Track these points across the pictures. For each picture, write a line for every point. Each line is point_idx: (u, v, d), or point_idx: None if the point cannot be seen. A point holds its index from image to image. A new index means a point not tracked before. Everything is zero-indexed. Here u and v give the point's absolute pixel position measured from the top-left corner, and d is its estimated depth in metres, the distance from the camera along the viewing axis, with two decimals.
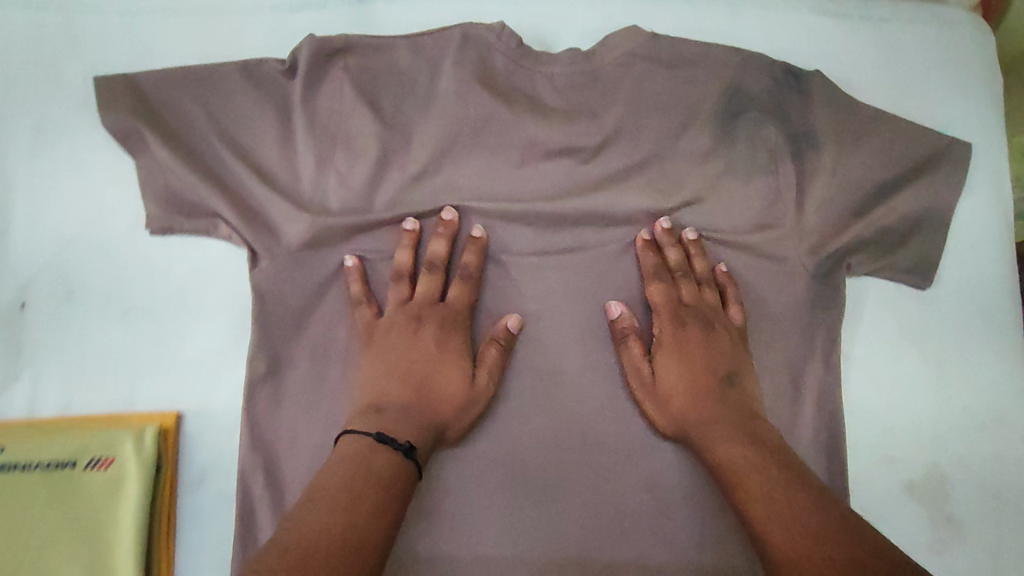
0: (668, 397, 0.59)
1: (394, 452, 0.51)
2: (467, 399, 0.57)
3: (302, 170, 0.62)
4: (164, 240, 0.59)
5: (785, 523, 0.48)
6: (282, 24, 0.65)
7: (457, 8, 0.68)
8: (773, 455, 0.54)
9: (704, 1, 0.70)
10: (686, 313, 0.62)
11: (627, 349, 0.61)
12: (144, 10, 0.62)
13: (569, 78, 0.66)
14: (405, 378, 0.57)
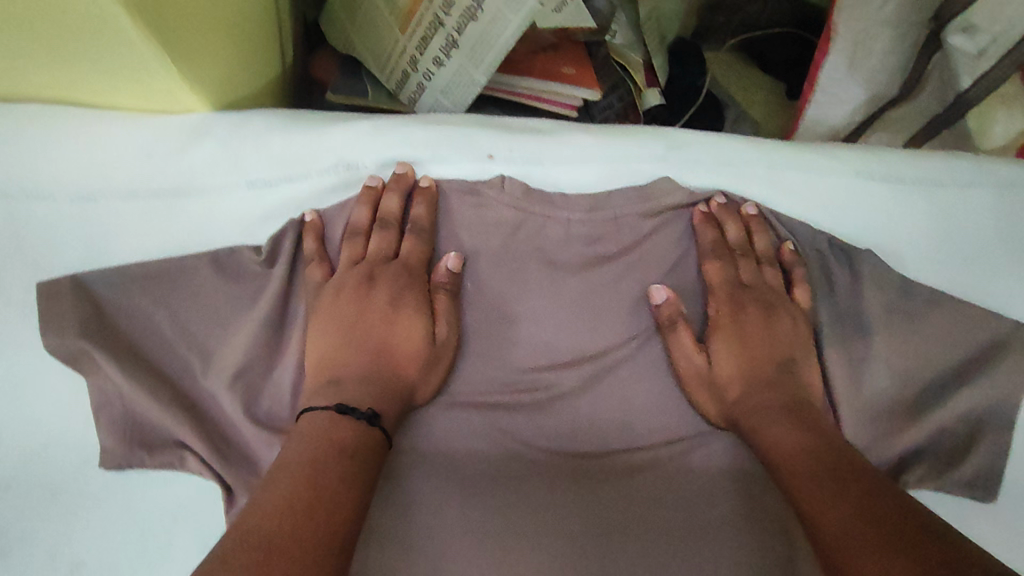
0: (724, 386, 0.58)
1: (355, 420, 0.47)
2: (424, 350, 0.54)
3: (284, 376, 0.54)
4: (122, 476, 0.51)
5: (837, 507, 0.44)
6: (259, 203, 0.55)
7: (459, 172, 0.58)
8: (828, 446, 0.50)
9: (744, 159, 0.61)
10: (746, 296, 0.59)
11: (674, 336, 0.57)
12: (96, 194, 0.53)
13: (586, 256, 0.59)
14: (359, 345, 0.53)
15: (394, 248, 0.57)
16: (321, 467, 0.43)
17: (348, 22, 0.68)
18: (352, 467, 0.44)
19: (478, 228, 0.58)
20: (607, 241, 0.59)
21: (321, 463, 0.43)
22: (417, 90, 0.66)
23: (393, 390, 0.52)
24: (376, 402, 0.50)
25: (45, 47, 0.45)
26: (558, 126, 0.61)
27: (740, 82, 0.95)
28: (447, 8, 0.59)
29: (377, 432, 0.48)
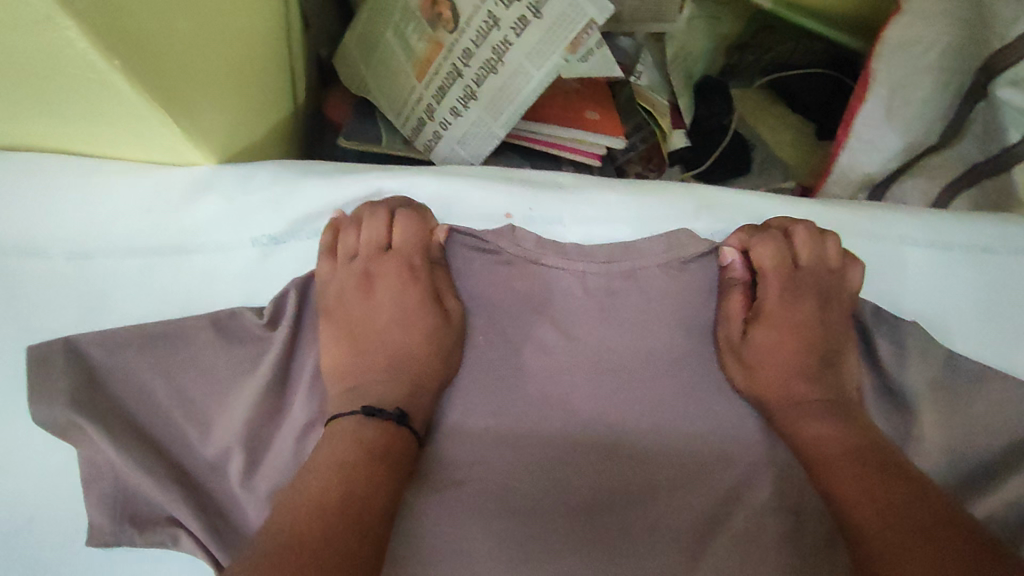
0: (765, 367, 0.53)
1: (386, 420, 0.47)
2: (428, 338, 0.52)
3: (284, 444, 0.49)
4: (110, 551, 0.48)
5: (880, 511, 0.42)
6: (262, 263, 0.52)
7: (484, 212, 0.54)
8: (868, 447, 0.47)
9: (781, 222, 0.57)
10: (802, 278, 0.55)
11: (727, 300, 0.56)
12: (94, 252, 0.50)
13: (622, 315, 0.53)
14: (366, 351, 0.51)
15: (385, 237, 0.53)
16: (356, 468, 0.43)
17: (364, 64, 0.66)
18: (386, 463, 0.44)
19: (492, 285, 0.54)
20: (641, 300, 0.53)
21: (354, 464, 0.43)
22: (432, 139, 0.63)
23: (415, 385, 0.50)
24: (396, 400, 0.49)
25: (43, 107, 0.43)
26: (579, 181, 0.56)
27: (768, 120, 0.92)
28: (465, 58, 0.56)
29: (399, 422, 0.47)
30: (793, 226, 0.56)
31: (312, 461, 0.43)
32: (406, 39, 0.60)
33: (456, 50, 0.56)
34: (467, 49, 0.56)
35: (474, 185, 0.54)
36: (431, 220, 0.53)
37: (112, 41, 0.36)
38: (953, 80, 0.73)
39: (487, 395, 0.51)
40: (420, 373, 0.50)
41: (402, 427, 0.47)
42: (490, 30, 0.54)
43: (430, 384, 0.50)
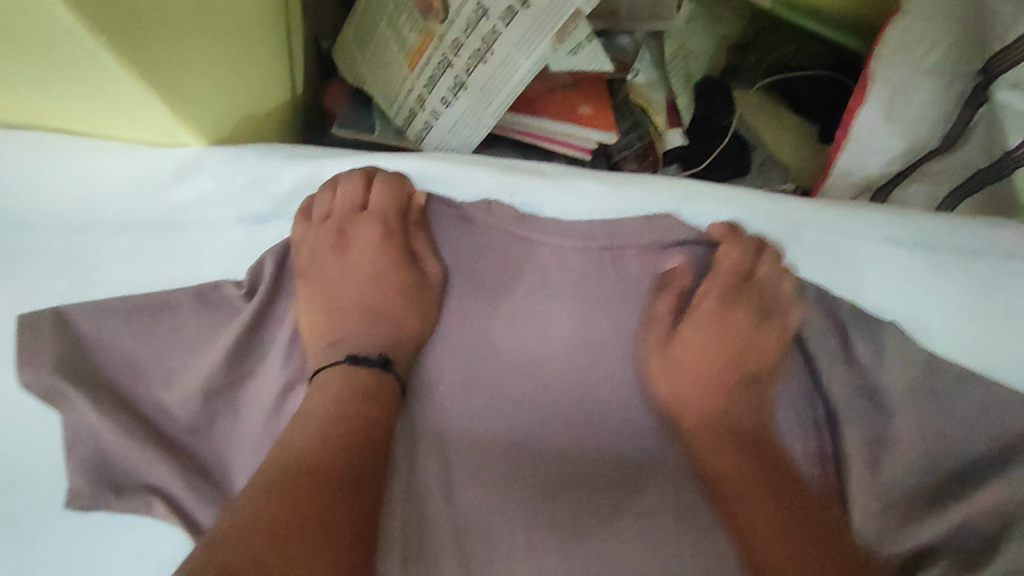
0: (687, 361, 0.59)
1: (370, 366, 0.52)
2: (407, 296, 0.54)
3: (264, 412, 0.50)
4: (90, 515, 0.48)
5: (782, 553, 0.49)
6: (248, 240, 0.54)
7: (461, 186, 0.54)
8: (787, 483, 0.53)
9: (768, 207, 0.56)
10: (744, 297, 0.58)
11: (660, 300, 0.57)
12: (87, 225, 0.52)
13: (599, 293, 0.55)
14: (342, 307, 0.55)
15: (362, 200, 0.55)
16: (352, 413, 0.48)
17: (361, 57, 0.67)
18: (380, 409, 0.50)
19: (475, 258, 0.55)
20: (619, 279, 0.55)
21: (348, 410, 0.48)
22: (424, 129, 0.65)
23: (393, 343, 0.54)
24: (378, 345, 0.54)
25: (37, 86, 0.44)
26: (562, 168, 0.56)
27: (771, 123, 0.90)
28: (455, 48, 0.57)
29: (386, 368, 0.52)
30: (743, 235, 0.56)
31: (310, 408, 0.48)
32: (398, 30, 0.61)
33: (446, 40, 0.57)
34: (457, 39, 0.56)
35: (457, 169, 0.54)
36: (409, 189, 0.54)
37: (100, 18, 0.38)
38: (958, 82, 0.71)
39: (465, 367, 0.54)
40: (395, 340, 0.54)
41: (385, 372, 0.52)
42: (479, 21, 0.54)
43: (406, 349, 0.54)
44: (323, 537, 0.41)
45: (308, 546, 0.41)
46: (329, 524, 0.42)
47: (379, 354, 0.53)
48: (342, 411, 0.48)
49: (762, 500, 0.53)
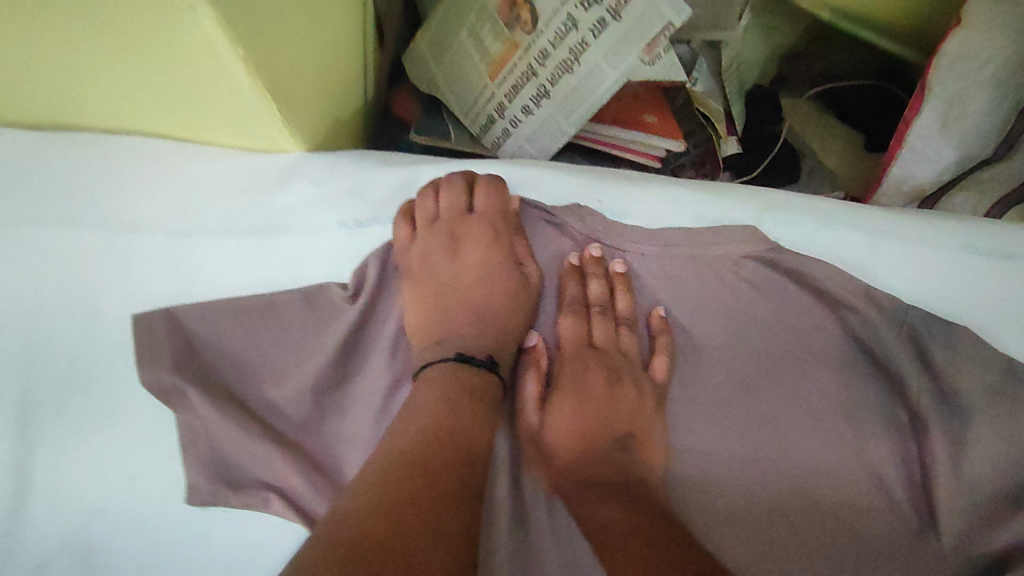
0: (555, 451, 0.54)
1: (488, 371, 0.53)
2: (512, 299, 0.56)
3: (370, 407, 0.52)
4: (205, 510, 0.50)
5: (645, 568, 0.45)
6: (348, 245, 0.55)
7: (551, 191, 0.57)
8: (660, 523, 0.49)
9: (843, 216, 0.58)
10: (592, 358, 0.56)
11: (523, 387, 0.55)
12: (194, 229, 0.54)
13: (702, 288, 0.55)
14: (446, 292, 0.58)
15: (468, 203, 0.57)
16: (459, 422, 0.48)
17: (434, 63, 0.69)
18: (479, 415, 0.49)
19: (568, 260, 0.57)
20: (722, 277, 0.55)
21: (454, 411, 0.48)
22: (501, 136, 0.66)
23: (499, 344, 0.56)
24: (470, 341, 0.55)
25: (161, 90, 0.47)
26: (646, 177, 0.58)
27: (817, 129, 0.93)
28: (541, 58, 0.58)
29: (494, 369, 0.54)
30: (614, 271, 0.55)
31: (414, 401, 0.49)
32: (480, 39, 0.62)
33: (532, 50, 0.59)
34: (544, 49, 0.58)
35: (550, 177, 0.57)
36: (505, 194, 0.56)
37: (241, 32, 0.40)
38: (1009, 94, 0.72)
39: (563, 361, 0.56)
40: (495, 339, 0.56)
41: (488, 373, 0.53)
42: (569, 32, 0.56)
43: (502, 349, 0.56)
44: (431, 536, 0.40)
45: (417, 539, 0.39)
46: (436, 522, 0.41)
47: (484, 355, 0.54)
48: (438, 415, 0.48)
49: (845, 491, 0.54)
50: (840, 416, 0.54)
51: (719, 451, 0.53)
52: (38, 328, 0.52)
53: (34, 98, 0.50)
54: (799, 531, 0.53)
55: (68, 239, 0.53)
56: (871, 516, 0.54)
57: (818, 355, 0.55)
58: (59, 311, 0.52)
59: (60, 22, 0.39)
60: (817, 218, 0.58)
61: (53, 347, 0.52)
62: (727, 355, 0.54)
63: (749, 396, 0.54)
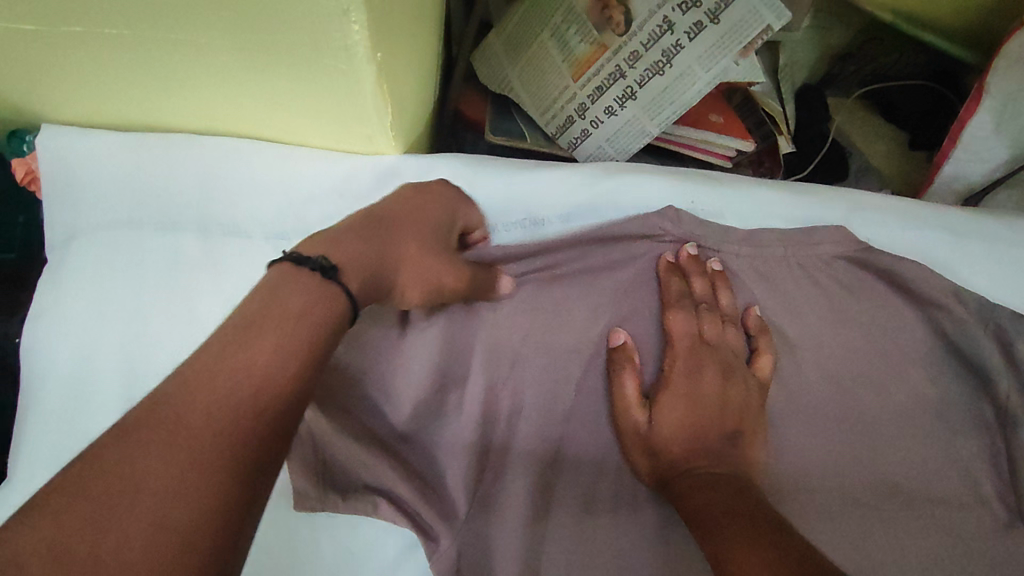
0: (662, 447, 0.49)
1: (337, 289, 0.40)
2: (421, 253, 0.48)
3: (472, 410, 0.51)
4: (314, 517, 0.50)
5: (751, 553, 0.39)
6: None
7: (640, 190, 0.57)
8: (760, 511, 0.43)
9: (927, 217, 0.59)
10: (706, 353, 0.51)
11: (619, 382, 0.51)
12: (295, 233, 0.54)
13: (795, 290, 0.56)
14: (383, 225, 0.47)
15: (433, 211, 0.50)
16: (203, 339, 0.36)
17: (510, 65, 0.69)
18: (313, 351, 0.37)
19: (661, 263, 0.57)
20: (812, 281, 0.56)
21: (258, 319, 0.36)
22: (580, 136, 0.67)
23: (377, 283, 0.44)
24: (341, 259, 0.42)
25: (276, 89, 0.47)
26: (736, 178, 0.59)
27: (862, 129, 0.95)
28: (631, 60, 0.59)
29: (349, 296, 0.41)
30: (717, 271, 0.54)
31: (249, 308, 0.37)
32: (565, 41, 0.63)
33: (622, 52, 0.59)
34: (635, 51, 0.58)
35: (641, 179, 0.57)
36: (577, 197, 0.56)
37: (378, 34, 0.40)
38: None
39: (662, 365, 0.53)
40: (360, 266, 0.43)
41: (346, 299, 0.41)
42: (663, 34, 0.56)
43: (364, 279, 0.43)
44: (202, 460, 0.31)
45: (182, 473, 0.30)
46: (217, 438, 0.32)
47: (352, 284, 0.41)
48: (233, 349, 0.35)
49: (941, 490, 0.54)
50: (929, 415, 0.55)
51: (814, 450, 0.53)
52: (141, 332, 0.52)
53: (144, 94, 0.51)
54: (893, 529, 0.53)
55: (168, 241, 0.53)
56: (968, 516, 0.53)
57: (907, 355, 0.56)
58: (159, 313, 0.52)
59: (206, 15, 0.39)
60: (901, 220, 0.59)
61: (154, 350, 0.51)
62: (819, 356, 0.55)
63: (842, 396, 0.54)
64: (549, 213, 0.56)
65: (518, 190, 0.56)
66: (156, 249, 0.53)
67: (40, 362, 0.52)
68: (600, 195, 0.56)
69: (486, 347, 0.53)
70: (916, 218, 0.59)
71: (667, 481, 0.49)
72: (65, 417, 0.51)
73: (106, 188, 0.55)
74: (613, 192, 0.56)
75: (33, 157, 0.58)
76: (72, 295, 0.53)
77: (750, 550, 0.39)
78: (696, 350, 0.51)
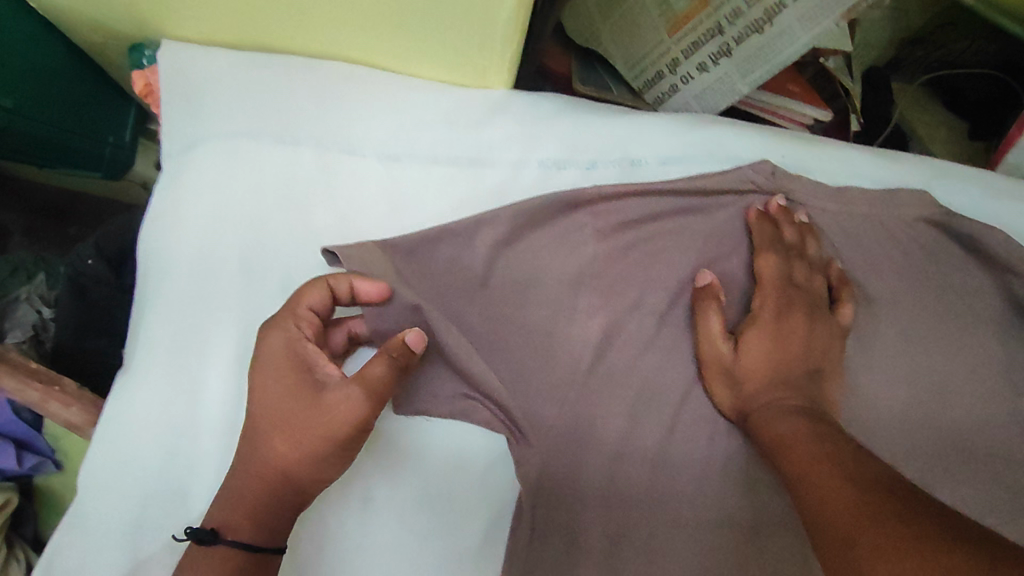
0: (745, 380, 0.52)
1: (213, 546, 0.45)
2: (316, 416, 0.46)
3: (562, 337, 0.53)
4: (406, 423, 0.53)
5: (838, 476, 0.41)
6: (548, 181, 0.57)
7: (738, 142, 0.59)
8: (841, 437, 0.46)
9: (1007, 188, 0.61)
10: (795, 295, 0.54)
11: (706, 319, 0.53)
12: (406, 157, 0.56)
13: (876, 247, 0.58)
14: (250, 427, 0.47)
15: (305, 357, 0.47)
16: None
17: (601, 20, 0.69)
18: None
19: None
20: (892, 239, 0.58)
21: None
22: (668, 91, 0.70)
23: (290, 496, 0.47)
24: (238, 522, 0.46)
25: (407, 13, 0.50)
26: (825, 139, 0.61)
27: (924, 116, 0.96)
28: (732, 17, 0.61)
29: (245, 548, 0.45)
30: (805, 223, 0.57)
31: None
32: None
33: (723, 9, 0.61)
34: (737, 9, 0.60)
35: (732, 132, 0.59)
36: (672, 140, 0.58)
37: None
38: None
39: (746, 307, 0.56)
40: (259, 509, 0.46)
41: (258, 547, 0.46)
42: None
43: (271, 518, 0.47)
44: None
45: None
46: None
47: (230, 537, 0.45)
48: None
49: (1002, 447, 0.56)
50: (998, 376, 0.57)
51: (889, 400, 0.55)
52: (256, 239, 0.54)
53: (273, 14, 0.53)
54: (956, 482, 0.55)
55: (286, 154, 0.56)
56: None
57: (981, 317, 0.57)
58: (274, 222, 0.55)
59: None
60: (982, 189, 0.61)
61: (268, 254, 0.54)
62: (897, 312, 0.57)
63: (913, 352, 0.57)
64: (646, 156, 0.58)
65: (622, 131, 0.58)
66: (272, 162, 0.56)
67: (158, 258, 0.55)
68: (700, 142, 0.59)
69: (577, 279, 0.54)
70: (996, 189, 0.61)
71: (746, 414, 0.51)
72: (183, 312, 0.53)
73: (222, 103, 0.57)
74: (712, 140, 0.59)
75: (151, 70, 0.61)
76: (190, 201, 0.56)
77: (830, 476, 0.41)
78: (784, 294, 0.54)
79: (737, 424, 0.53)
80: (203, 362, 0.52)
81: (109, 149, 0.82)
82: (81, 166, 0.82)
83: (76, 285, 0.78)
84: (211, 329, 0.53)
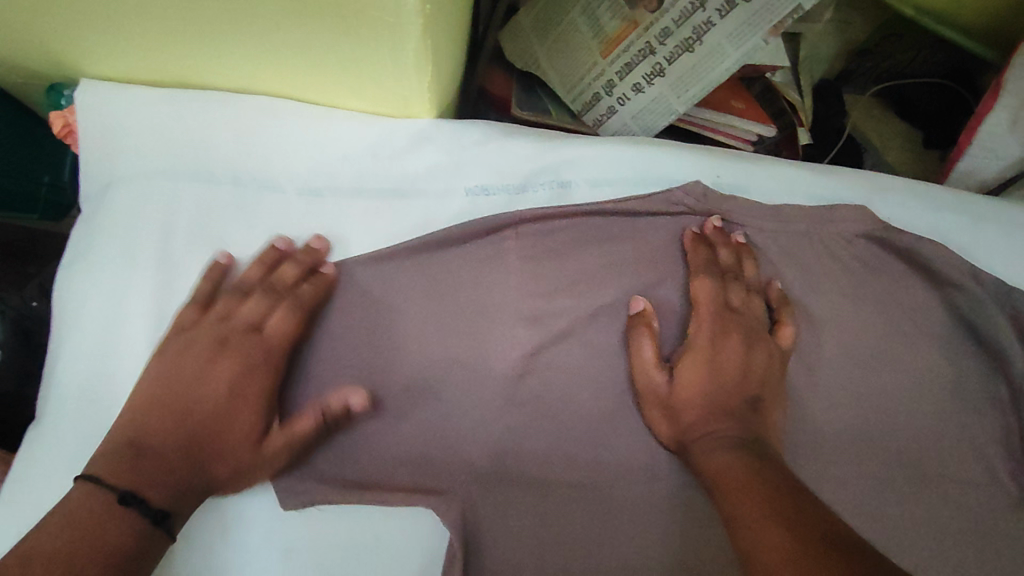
0: (682, 410, 0.50)
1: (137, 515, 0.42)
2: (232, 372, 0.48)
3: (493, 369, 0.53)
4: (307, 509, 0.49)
5: (776, 523, 0.38)
6: (476, 209, 0.56)
7: (669, 163, 0.57)
8: (778, 472, 0.44)
9: (949, 203, 0.60)
10: (732, 320, 0.52)
11: (639, 348, 0.51)
12: (328, 191, 0.55)
13: (816, 267, 0.57)
14: (170, 408, 0.47)
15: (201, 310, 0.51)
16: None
17: (539, 44, 0.69)
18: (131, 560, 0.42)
19: None
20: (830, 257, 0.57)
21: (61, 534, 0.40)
22: (606, 113, 0.69)
23: (194, 477, 0.46)
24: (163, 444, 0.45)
25: (315, 45, 0.48)
26: (763, 157, 0.60)
27: (879, 128, 0.94)
28: (662, 36, 0.60)
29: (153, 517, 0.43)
30: (744, 245, 0.56)
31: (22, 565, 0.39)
32: (595, 17, 0.64)
33: (653, 29, 0.60)
34: (666, 28, 0.60)
35: (664, 155, 0.57)
36: (601, 164, 0.57)
37: None
38: None
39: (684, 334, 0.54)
40: (170, 479, 0.45)
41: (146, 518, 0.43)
42: (695, 12, 0.57)
43: (162, 478, 0.44)
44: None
45: None
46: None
47: (157, 497, 0.44)
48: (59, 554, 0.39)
49: (949, 465, 0.54)
50: (943, 394, 0.55)
51: (834, 423, 0.54)
52: (170, 281, 0.53)
53: (181, 53, 0.52)
54: (907, 505, 0.53)
55: (203, 193, 0.55)
56: (977, 492, 0.54)
57: (924, 333, 0.56)
58: (191, 261, 0.53)
59: None
60: (923, 203, 0.59)
61: (184, 297, 0.53)
62: (840, 330, 0.56)
63: (856, 371, 0.55)
64: (574, 179, 0.57)
65: (547, 158, 0.57)
66: (189, 199, 0.54)
67: (66, 304, 0.52)
68: (628, 163, 0.57)
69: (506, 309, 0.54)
70: (938, 202, 0.60)
71: (687, 445, 0.49)
72: (93, 359, 0.51)
73: (136, 141, 0.55)
74: (643, 163, 0.57)
75: (69, 108, 0.59)
76: (102, 245, 0.54)
77: (767, 521, 0.39)
78: (722, 322, 0.52)
79: (677, 455, 0.51)
80: (115, 412, 0.50)
81: (45, 189, 0.80)
82: (15, 208, 0.79)
83: (21, 328, 0.74)
84: (122, 377, 0.51)
